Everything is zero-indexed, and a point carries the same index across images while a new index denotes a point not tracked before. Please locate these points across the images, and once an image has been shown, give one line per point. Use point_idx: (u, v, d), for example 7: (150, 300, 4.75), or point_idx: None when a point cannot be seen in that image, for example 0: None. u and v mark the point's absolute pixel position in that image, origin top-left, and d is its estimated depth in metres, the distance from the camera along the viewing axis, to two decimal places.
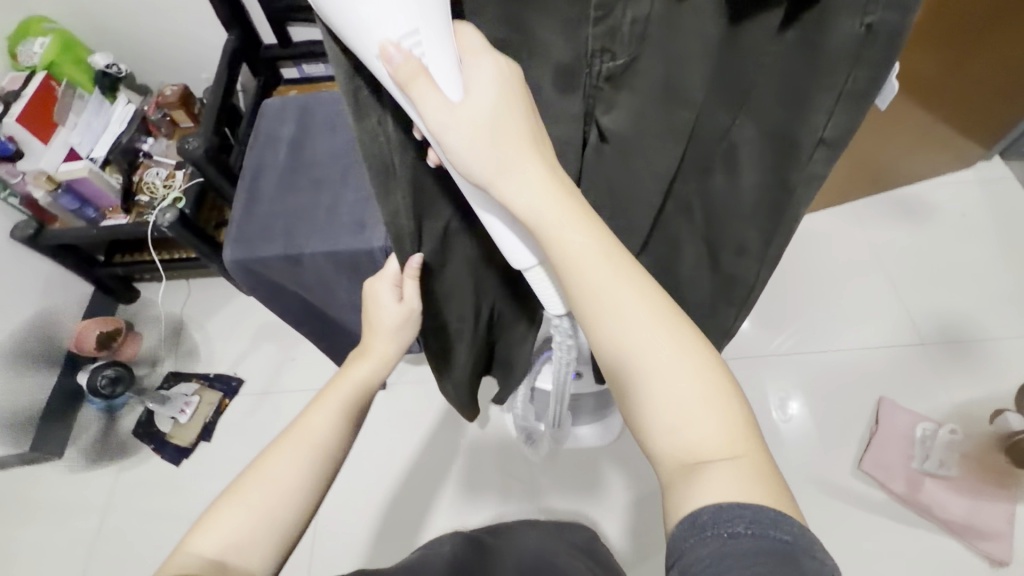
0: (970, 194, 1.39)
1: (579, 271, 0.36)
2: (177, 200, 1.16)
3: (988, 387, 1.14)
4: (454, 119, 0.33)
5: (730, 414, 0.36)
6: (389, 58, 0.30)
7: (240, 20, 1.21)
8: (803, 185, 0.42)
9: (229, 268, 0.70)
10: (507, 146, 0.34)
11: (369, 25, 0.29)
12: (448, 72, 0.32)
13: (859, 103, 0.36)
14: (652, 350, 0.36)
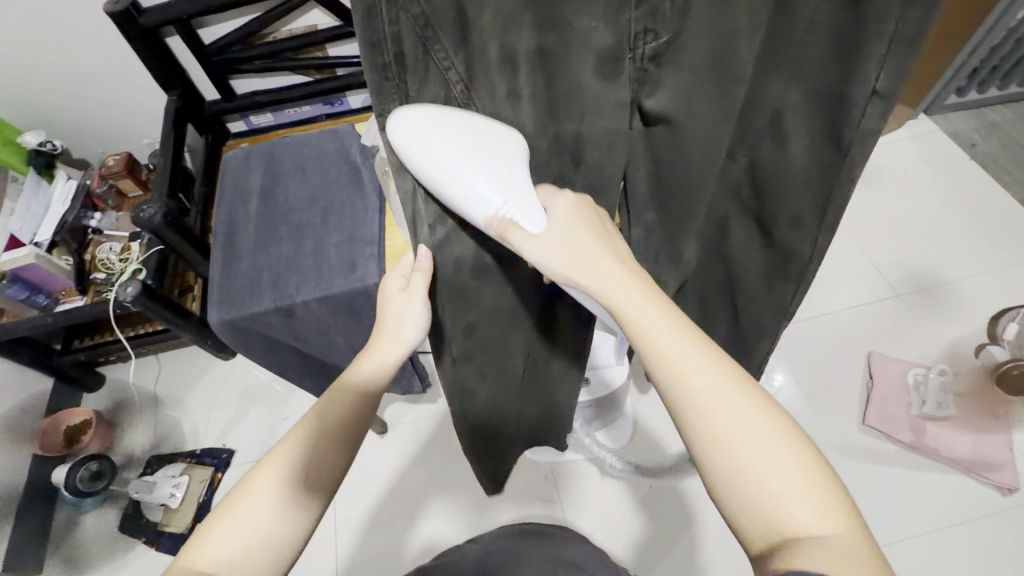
0: (906, 151, 1.49)
1: (652, 348, 0.37)
2: (137, 271, 1.10)
3: (963, 325, 1.21)
4: (541, 244, 0.40)
5: (823, 493, 0.34)
6: (490, 223, 0.39)
7: (179, 80, 1.17)
8: (858, 147, 0.39)
9: (217, 329, 0.67)
10: (588, 253, 0.40)
11: (472, 206, 0.39)
12: (534, 213, 0.40)
13: (912, 46, 0.33)
14: (738, 420, 0.36)
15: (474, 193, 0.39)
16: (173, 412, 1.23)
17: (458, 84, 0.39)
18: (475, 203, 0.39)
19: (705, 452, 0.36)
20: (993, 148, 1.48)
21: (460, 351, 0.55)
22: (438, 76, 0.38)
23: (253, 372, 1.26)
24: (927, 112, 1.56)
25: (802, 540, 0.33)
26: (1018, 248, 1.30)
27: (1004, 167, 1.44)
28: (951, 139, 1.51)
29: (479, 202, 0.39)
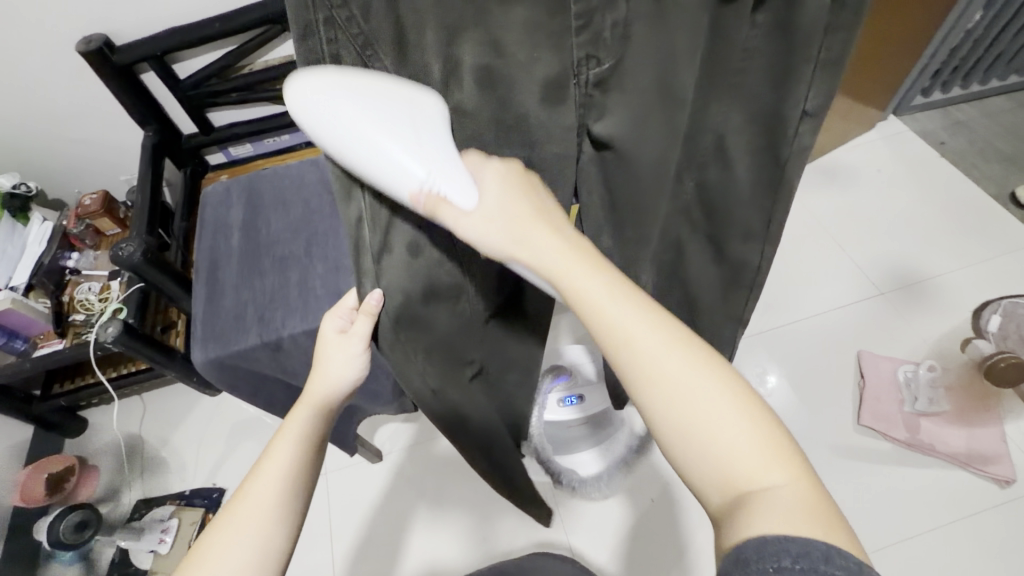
0: (879, 152, 1.53)
1: (593, 309, 0.36)
2: (118, 311, 1.07)
3: (946, 319, 1.23)
4: (475, 220, 0.37)
5: (773, 445, 0.34)
6: (417, 201, 0.35)
7: (155, 115, 1.16)
8: (795, 160, 0.43)
9: (203, 368, 0.65)
10: (524, 225, 0.37)
11: (396, 179, 0.34)
12: (463, 188, 0.36)
13: (835, 67, 0.38)
14: (692, 382, 0.35)
15: (395, 165, 0.34)
16: (160, 453, 1.19)
17: None
18: (401, 173, 0.34)
19: (659, 418, 0.35)
20: (962, 145, 1.52)
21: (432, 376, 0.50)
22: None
23: (241, 406, 1.23)
24: (896, 113, 1.61)
25: (756, 493, 0.32)
26: (993, 240, 1.34)
27: (974, 163, 1.48)
28: (922, 138, 1.55)
29: (400, 173, 0.34)
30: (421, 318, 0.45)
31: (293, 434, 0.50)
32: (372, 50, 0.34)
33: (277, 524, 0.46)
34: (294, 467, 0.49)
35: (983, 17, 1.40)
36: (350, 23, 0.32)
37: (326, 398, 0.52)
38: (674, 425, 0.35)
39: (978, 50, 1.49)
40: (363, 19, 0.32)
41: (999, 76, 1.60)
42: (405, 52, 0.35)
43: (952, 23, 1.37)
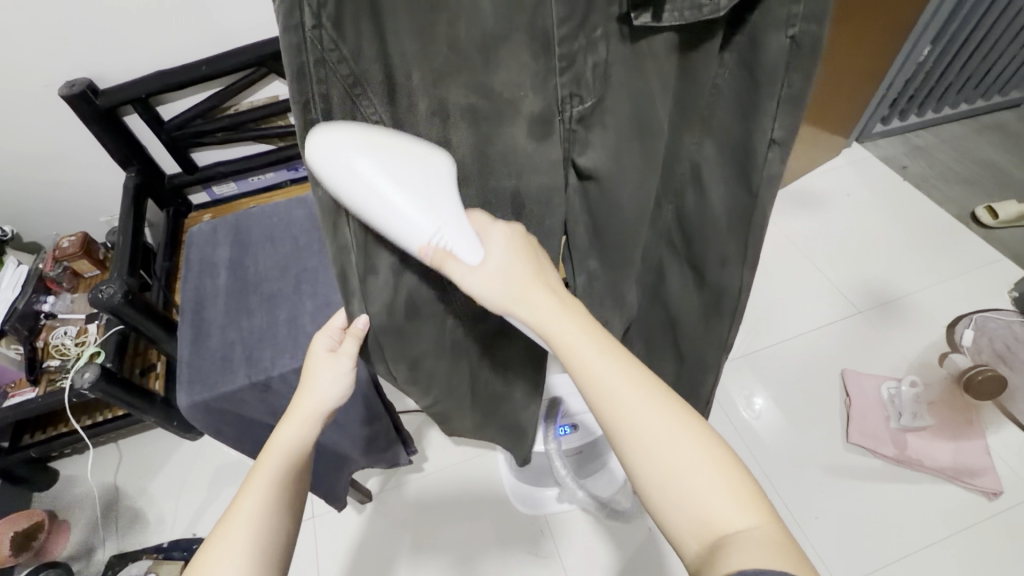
0: (846, 177, 1.60)
1: (578, 368, 0.39)
2: (94, 355, 1.04)
3: (923, 335, 1.27)
4: (478, 277, 0.40)
5: (744, 489, 0.37)
6: (425, 254, 0.37)
7: (137, 155, 1.16)
8: (766, 189, 0.43)
9: (187, 413, 0.63)
10: (521, 283, 0.41)
11: (407, 234, 0.37)
12: (470, 245, 0.39)
13: (798, 102, 0.39)
14: (664, 435, 0.38)
15: (406, 221, 0.36)
16: (136, 503, 1.13)
17: None
18: (412, 233, 0.37)
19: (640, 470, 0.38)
20: (922, 169, 1.61)
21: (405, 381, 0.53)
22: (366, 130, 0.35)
23: (224, 450, 1.19)
24: (860, 140, 1.69)
25: (730, 537, 0.35)
26: (959, 258, 1.40)
27: (936, 185, 1.56)
28: (885, 163, 1.63)
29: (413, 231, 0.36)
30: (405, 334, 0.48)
31: (282, 449, 0.49)
32: (360, 89, 0.32)
33: (266, 541, 0.45)
34: (282, 482, 0.48)
35: (931, 51, 1.50)
36: (340, 65, 0.30)
37: (313, 412, 0.52)
38: (652, 475, 0.38)
39: (929, 82, 1.60)
40: (354, 61, 0.31)
41: (951, 104, 1.71)
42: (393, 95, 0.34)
43: (901, 63, 1.50)
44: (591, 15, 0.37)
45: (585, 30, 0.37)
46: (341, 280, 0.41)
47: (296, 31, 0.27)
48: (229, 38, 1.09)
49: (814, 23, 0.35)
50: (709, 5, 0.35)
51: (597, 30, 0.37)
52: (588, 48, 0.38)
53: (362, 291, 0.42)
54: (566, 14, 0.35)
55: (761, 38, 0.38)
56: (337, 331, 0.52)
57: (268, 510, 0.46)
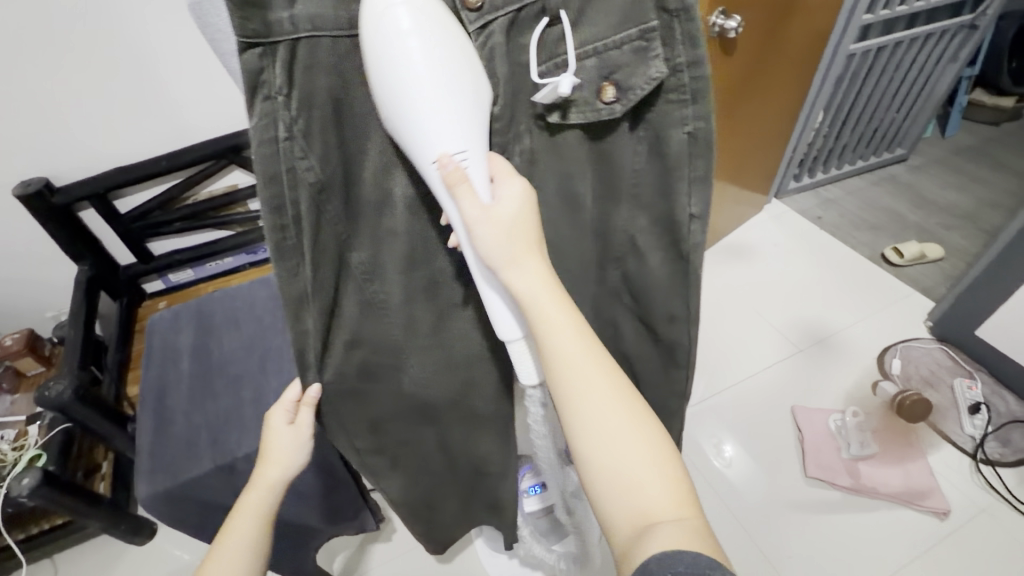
0: (772, 229, 1.78)
1: (552, 340, 0.42)
2: (37, 457, 0.98)
3: (858, 368, 1.37)
4: (486, 216, 0.40)
5: (672, 480, 0.42)
6: (444, 165, 0.38)
7: (91, 249, 1.16)
8: (695, 253, 0.51)
9: (145, 504, 0.61)
10: (516, 241, 0.41)
11: (433, 140, 0.37)
12: (482, 185, 0.40)
13: (705, 182, 0.47)
14: (617, 421, 0.42)
15: (438, 127, 0.37)
16: None
17: (345, 232, 0.43)
18: (432, 139, 0.37)
19: (590, 449, 0.42)
20: (835, 218, 1.81)
21: (366, 444, 0.59)
22: (332, 228, 0.42)
23: (178, 552, 1.10)
24: (778, 196, 1.90)
25: (658, 522, 0.39)
26: (877, 294, 1.55)
27: (849, 232, 1.76)
28: (802, 215, 1.83)
29: (439, 139, 0.37)
30: (360, 394, 0.54)
31: (250, 512, 0.53)
32: (327, 193, 0.39)
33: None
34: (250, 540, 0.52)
35: (824, 117, 1.75)
36: (308, 173, 0.38)
37: (276, 476, 0.54)
38: (598, 456, 0.42)
39: (828, 144, 1.84)
40: (320, 169, 0.38)
41: (850, 161, 1.96)
42: (350, 191, 0.41)
43: (801, 127, 1.72)
44: (516, 118, 0.44)
45: (513, 127, 0.44)
46: (299, 357, 0.46)
47: (269, 142, 0.35)
48: (192, 134, 1.14)
49: (703, 120, 0.44)
50: (604, 109, 0.44)
51: (520, 126, 0.45)
52: (512, 141, 0.45)
53: (318, 363, 0.47)
54: (497, 113, 0.42)
55: (660, 134, 0.46)
56: (291, 403, 0.52)
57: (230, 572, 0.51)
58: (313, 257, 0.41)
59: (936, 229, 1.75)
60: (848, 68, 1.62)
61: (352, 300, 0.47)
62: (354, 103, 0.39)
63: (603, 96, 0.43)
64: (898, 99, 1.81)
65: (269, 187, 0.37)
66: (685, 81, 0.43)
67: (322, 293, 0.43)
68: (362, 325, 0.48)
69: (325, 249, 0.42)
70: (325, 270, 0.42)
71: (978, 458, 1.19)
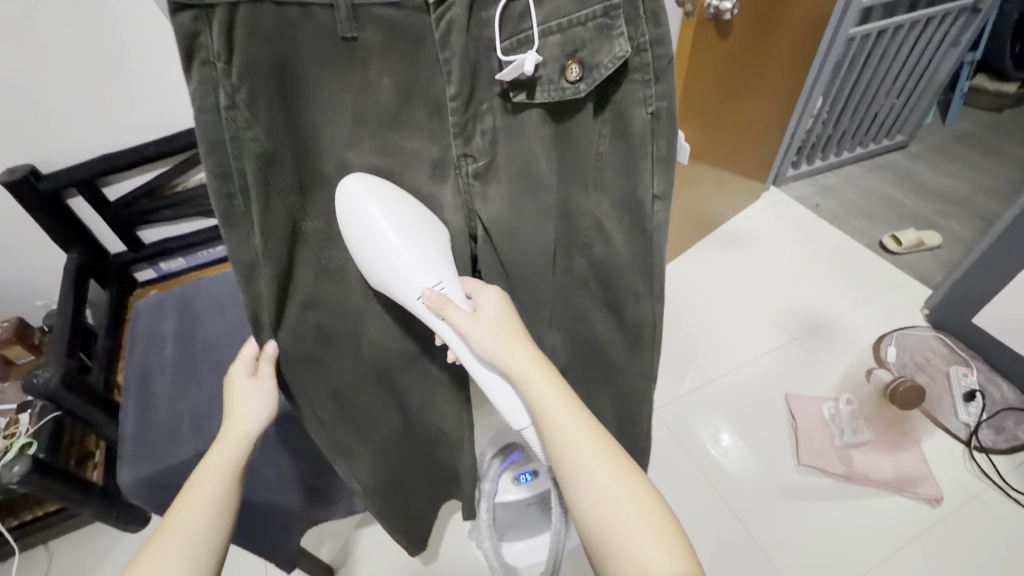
0: (768, 217, 1.77)
1: (548, 417, 0.47)
2: (28, 445, 0.97)
3: (852, 355, 1.37)
4: (474, 324, 0.48)
5: (672, 540, 0.44)
6: (427, 296, 0.45)
7: (80, 237, 1.15)
8: (659, 233, 0.52)
9: (129, 490, 0.60)
10: (507, 338, 0.49)
11: (415, 276, 0.45)
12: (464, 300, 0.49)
13: (668, 164, 0.48)
14: (613, 490, 0.46)
15: (410, 270, 0.45)
16: None
17: (296, 205, 0.43)
18: (418, 274, 0.45)
19: (591, 516, 0.46)
20: (833, 206, 1.80)
21: (329, 413, 0.60)
22: (282, 202, 0.42)
23: None
24: (776, 183, 1.89)
25: None
26: (875, 282, 1.54)
27: (846, 219, 1.74)
28: (799, 203, 1.81)
29: (419, 276, 0.45)
30: (319, 359, 0.55)
31: (219, 470, 0.48)
32: (274, 163, 0.40)
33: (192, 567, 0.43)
34: (219, 499, 0.46)
35: (824, 103, 1.72)
36: (254, 142, 0.38)
37: (246, 431, 0.49)
38: (602, 520, 0.45)
39: (827, 130, 1.82)
40: (266, 140, 0.39)
41: (848, 148, 1.94)
42: (302, 160, 0.42)
43: (799, 113, 1.70)
44: (477, 94, 0.44)
45: (472, 104, 0.44)
46: (254, 318, 0.47)
47: (210, 110, 0.36)
48: (180, 121, 1.13)
49: (665, 101, 0.45)
50: (569, 88, 0.44)
51: (483, 104, 0.45)
52: (475, 119, 0.45)
53: (273, 324, 0.48)
54: (457, 91, 0.42)
55: (622, 114, 0.47)
56: (251, 359, 0.51)
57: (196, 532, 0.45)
58: (263, 224, 0.42)
59: (934, 216, 1.74)
60: (847, 53, 1.59)
61: (305, 267, 0.48)
62: (308, 78, 0.39)
63: (569, 75, 0.43)
64: (898, 85, 1.79)
65: (212, 155, 0.37)
66: (649, 60, 0.44)
67: (273, 260, 0.43)
68: (318, 288, 0.50)
69: (276, 218, 0.42)
70: (278, 241, 0.43)
71: (971, 446, 1.18)
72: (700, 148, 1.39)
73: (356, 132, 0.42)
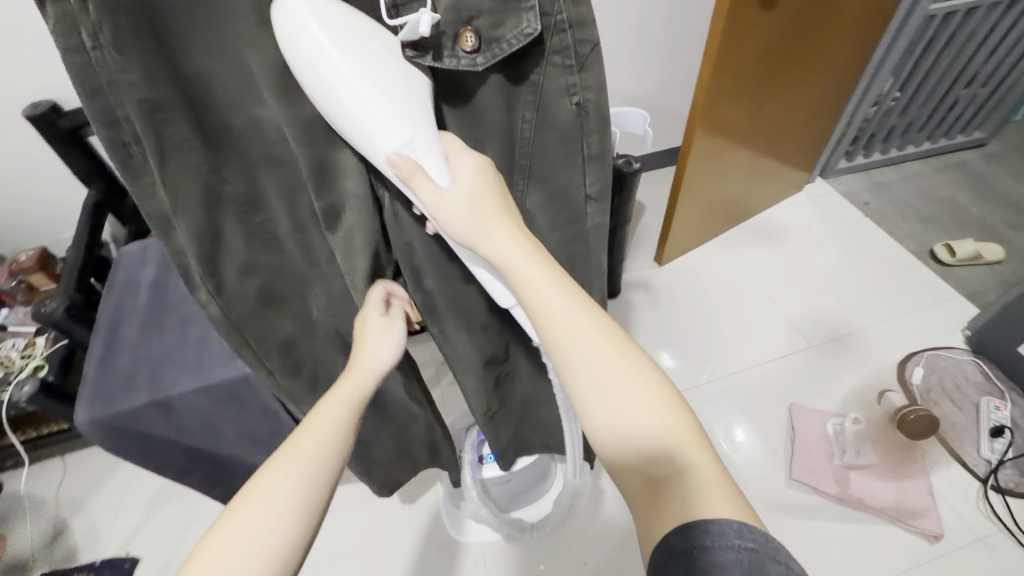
0: (806, 210, 1.64)
1: (542, 311, 0.43)
2: (39, 367, 1.04)
3: (871, 369, 1.27)
4: (449, 198, 0.42)
5: (683, 431, 0.40)
6: (394, 164, 0.40)
7: (101, 175, 1.18)
8: (595, 234, 0.57)
9: (84, 431, 0.62)
10: (487, 214, 0.43)
11: (378, 141, 0.39)
12: (440, 169, 0.42)
13: (599, 160, 0.51)
14: (624, 387, 0.41)
15: (380, 128, 0.39)
16: (70, 522, 1.11)
17: (205, 165, 0.41)
18: (387, 135, 0.39)
19: (597, 417, 0.41)
20: (884, 206, 1.64)
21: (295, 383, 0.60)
22: (182, 158, 0.39)
23: None
24: (823, 175, 1.73)
25: (679, 483, 0.39)
26: (916, 294, 1.41)
27: (896, 222, 1.59)
28: (846, 199, 1.66)
29: (387, 138, 0.39)
30: (261, 322, 0.53)
31: (347, 398, 0.49)
32: (163, 114, 0.37)
33: (319, 489, 0.43)
34: (343, 425, 0.47)
35: (892, 86, 1.53)
36: (131, 88, 0.34)
37: (373, 366, 0.52)
38: (614, 419, 0.41)
39: (890, 120, 1.64)
40: (147, 85, 0.35)
41: (914, 142, 1.74)
42: (198, 109, 0.39)
43: (859, 98, 1.52)
44: None
45: None
46: (186, 279, 0.46)
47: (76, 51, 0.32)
48: None
49: (590, 92, 0.46)
50: (465, 59, 0.40)
51: None
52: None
53: (210, 287, 0.47)
54: None
55: (551, 102, 0.46)
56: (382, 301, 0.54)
57: (325, 455, 0.45)
58: (162, 178, 0.39)
59: (1000, 227, 1.55)
60: (925, 31, 1.41)
61: (233, 232, 0.46)
62: (180, 11, 0.34)
63: (463, 44, 0.40)
64: (982, 74, 1.57)
65: (93, 102, 0.34)
66: (569, 42, 0.43)
67: (188, 220, 0.42)
68: (252, 255, 0.48)
69: (179, 174, 0.40)
70: (188, 197, 0.41)
71: (987, 484, 1.09)
72: (736, 125, 1.26)
73: (252, 80, 0.39)
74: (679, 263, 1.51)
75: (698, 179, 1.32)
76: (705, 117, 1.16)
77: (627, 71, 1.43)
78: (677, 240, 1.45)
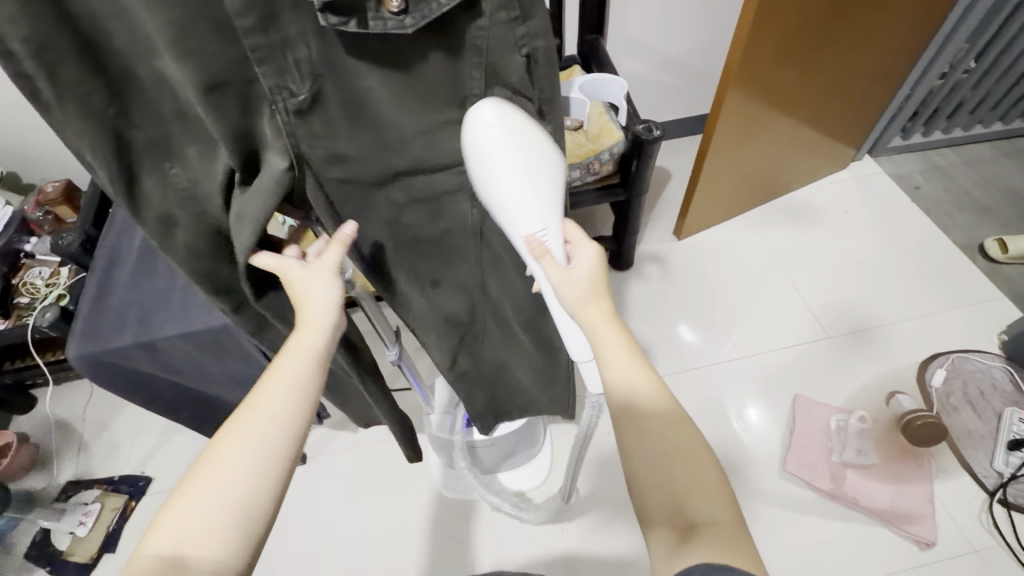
0: (848, 192, 1.51)
1: (605, 361, 0.48)
2: (60, 296, 1.09)
3: (890, 367, 1.20)
4: (561, 275, 0.51)
5: (711, 486, 0.43)
6: (531, 242, 0.50)
7: None
8: None
9: (76, 364, 0.65)
10: (592, 301, 0.51)
11: (522, 226, 0.50)
12: (561, 250, 0.52)
13: (554, 104, 0.49)
14: (661, 436, 0.45)
15: (523, 217, 0.50)
16: (93, 441, 1.20)
17: (109, 107, 0.39)
18: (528, 221, 0.50)
19: (639, 459, 0.45)
20: (937, 192, 1.50)
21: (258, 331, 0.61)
22: (81, 100, 0.37)
23: None
24: (873, 152, 1.59)
25: (702, 527, 0.42)
26: (956, 291, 1.30)
27: (945, 211, 1.45)
28: (895, 181, 1.53)
29: (527, 224, 0.50)
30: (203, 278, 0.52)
31: (301, 360, 0.48)
32: (54, 55, 0.35)
33: (274, 455, 0.44)
34: (303, 383, 0.47)
35: (966, 54, 1.37)
36: (13, 24, 0.32)
37: (320, 321, 0.50)
38: (651, 460, 0.45)
39: (955, 96, 1.48)
40: (29, 23, 0.33)
41: (983, 122, 1.57)
42: (98, 51, 0.37)
43: (922, 69, 1.36)
44: (279, 17, 0.37)
45: (277, 28, 0.37)
46: None
47: None
48: None
49: (536, 40, 0.44)
50: (393, 20, 0.38)
51: (291, 28, 0.38)
52: (286, 47, 0.38)
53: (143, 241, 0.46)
54: (244, 7, 0.35)
55: (497, 60, 0.44)
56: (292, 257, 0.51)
57: (283, 422, 0.45)
58: (57, 120, 0.37)
59: None
60: None
61: (149, 180, 0.44)
62: None
63: (389, 4, 0.38)
64: None
65: None
66: None
67: (100, 164, 0.40)
68: (171, 204, 0.46)
69: (78, 114, 0.38)
70: (89, 142, 0.39)
71: (995, 497, 1.04)
72: (775, 92, 1.15)
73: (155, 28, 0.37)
74: (698, 238, 1.44)
75: (727, 149, 1.23)
76: (741, 80, 1.06)
77: (664, 25, 1.31)
78: (698, 214, 1.37)
